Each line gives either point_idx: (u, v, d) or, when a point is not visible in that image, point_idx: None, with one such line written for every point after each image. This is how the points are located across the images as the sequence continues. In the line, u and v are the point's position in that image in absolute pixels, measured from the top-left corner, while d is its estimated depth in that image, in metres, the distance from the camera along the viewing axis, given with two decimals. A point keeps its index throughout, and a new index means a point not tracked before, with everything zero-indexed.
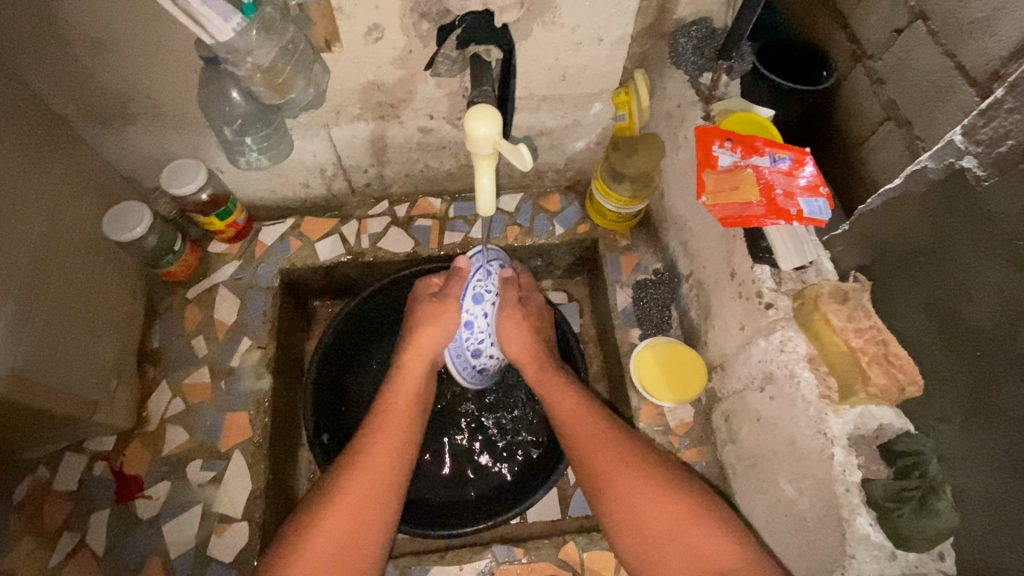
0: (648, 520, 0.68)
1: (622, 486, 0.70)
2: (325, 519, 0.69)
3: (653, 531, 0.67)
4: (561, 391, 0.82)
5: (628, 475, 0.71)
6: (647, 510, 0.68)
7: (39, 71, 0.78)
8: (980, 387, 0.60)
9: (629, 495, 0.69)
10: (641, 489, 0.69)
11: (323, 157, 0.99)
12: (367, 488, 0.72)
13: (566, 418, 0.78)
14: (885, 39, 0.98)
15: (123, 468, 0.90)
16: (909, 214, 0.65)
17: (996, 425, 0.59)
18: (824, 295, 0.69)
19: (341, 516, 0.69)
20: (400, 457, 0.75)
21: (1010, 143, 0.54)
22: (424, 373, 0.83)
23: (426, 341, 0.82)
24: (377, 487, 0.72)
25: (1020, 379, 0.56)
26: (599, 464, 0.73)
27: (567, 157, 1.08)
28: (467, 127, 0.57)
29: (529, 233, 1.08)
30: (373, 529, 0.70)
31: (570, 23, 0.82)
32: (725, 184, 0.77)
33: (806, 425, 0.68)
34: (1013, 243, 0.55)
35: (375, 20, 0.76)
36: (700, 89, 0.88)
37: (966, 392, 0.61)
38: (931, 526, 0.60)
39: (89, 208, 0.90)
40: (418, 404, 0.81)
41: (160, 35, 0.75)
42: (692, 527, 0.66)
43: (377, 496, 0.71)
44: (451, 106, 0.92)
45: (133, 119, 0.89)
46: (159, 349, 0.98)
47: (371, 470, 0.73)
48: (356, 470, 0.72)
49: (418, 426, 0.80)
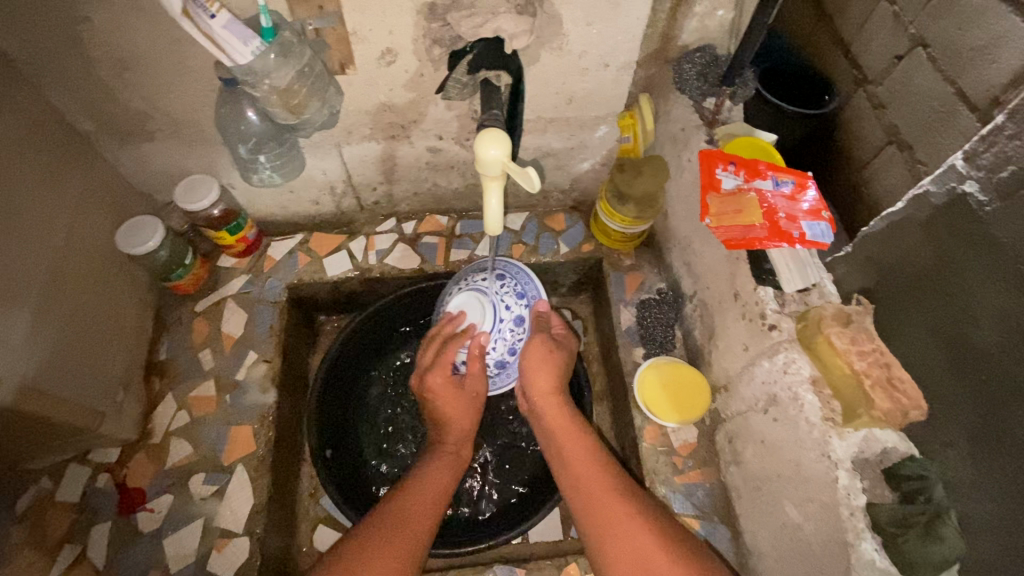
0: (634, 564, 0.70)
1: (611, 523, 0.73)
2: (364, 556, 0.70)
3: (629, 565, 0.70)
4: (574, 437, 0.84)
5: (621, 522, 0.73)
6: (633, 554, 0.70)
7: (62, 89, 0.81)
8: (984, 413, 0.61)
9: (614, 531, 0.73)
10: (624, 528, 0.72)
11: (334, 175, 1.01)
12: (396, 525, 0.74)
13: (582, 462, 0.81)
14: (886, 64, 1.06)
15: (126, 481, 0.90)
16: (912, 238, 0.67)
17: (1002, 453, 0.59)
18: (826, 317, 0.70)
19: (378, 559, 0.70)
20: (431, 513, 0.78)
21: (1011, 169, 0.56)
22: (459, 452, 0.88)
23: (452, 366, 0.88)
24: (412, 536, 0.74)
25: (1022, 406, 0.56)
26: (597, 512, 0.75)
27: (573, 177, 1.10)
28: (477, 150, 0.58)
29: (534, 251, 1.10)
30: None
31: (577, 50, 0.85)
32: (729, 206, 0.79)
33: (811, 448, 0.67)
34: (1018, 267, 0.56)
35: (389, 45, 0.79)
36: (704, 113, 0.90)
37: (973, 418, 0.62)
38: (937, 552, 0.60)
39: (104, 223, 0.92)
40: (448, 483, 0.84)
41: (181, 57, 0.78)
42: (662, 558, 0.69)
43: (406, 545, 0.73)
44: (460, 127, 0.95)
45: (151, 136, 0.91)
46: (166, 362, 0.99)
47: (409, 517, 0.75)
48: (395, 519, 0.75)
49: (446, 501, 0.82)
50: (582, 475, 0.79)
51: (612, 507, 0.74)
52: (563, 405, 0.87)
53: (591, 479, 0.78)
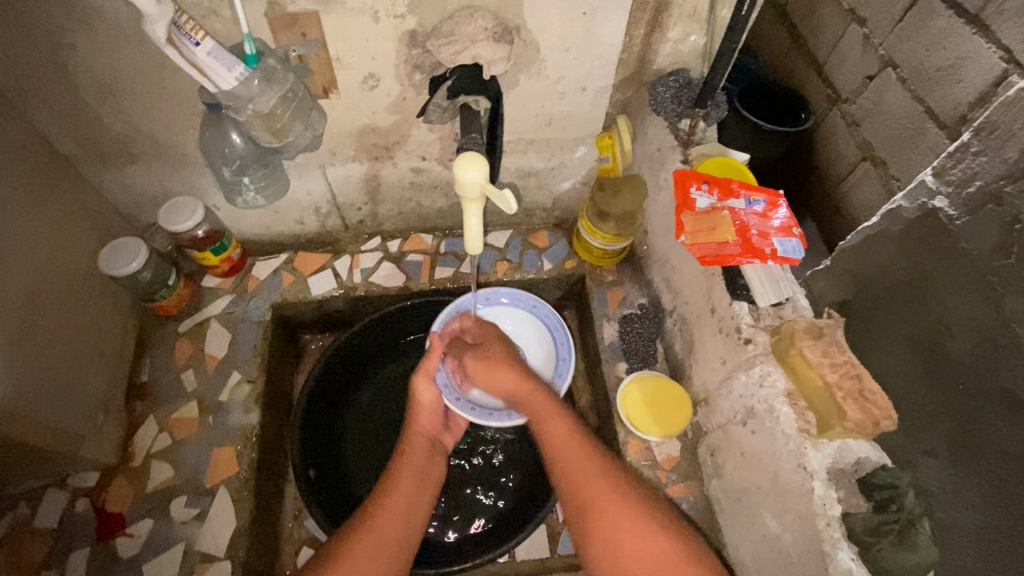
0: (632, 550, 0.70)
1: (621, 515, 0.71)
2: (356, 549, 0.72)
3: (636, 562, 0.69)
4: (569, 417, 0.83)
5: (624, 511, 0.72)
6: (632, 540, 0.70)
7: (46, 114, 0.81)
8: (965, 422, 0.63)
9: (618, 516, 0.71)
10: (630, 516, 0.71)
11: (318, 195, 1.02)
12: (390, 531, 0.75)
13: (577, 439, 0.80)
14: (859, 84, 1.10)
15: (105, 506, 0.88)
16: (885, 251, 0.70)
17: (983, 459, 0.61)
18: (798, 330, 0.71)
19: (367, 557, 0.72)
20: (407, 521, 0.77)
21: (978, 184, 0.58)
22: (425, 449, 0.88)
23: (422, 420, 0.90)
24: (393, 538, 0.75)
25: (1003, 410, 0.59)
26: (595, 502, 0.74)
27: (554, 196, 1.12)
28: (456, 173, 0.60)
29: (518, 268, 1.11)
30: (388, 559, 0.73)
31: (555, 74, 0.88)
32: (703, 225, 0.81)
33: (787, 459, 0.69)
34: (989, 281, 0.59)
35: (372, 70, 0.81)
36: (679, 134, 0.92)
37: (952, 424, 0.64)
38: (909, 560, 0.62)
39: (87, 245, 0.92)
40: (420, 479, 0.83)
41: (166, 82, 0.79)
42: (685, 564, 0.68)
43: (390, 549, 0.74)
44: (443, 148, 0.97)
45: (135, 159, 0.92)
46: (148, 383, 0.98)
47: (385, 519, 0.76)
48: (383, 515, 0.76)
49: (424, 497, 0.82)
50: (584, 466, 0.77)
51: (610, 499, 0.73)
52: (540, 383, 0.86)
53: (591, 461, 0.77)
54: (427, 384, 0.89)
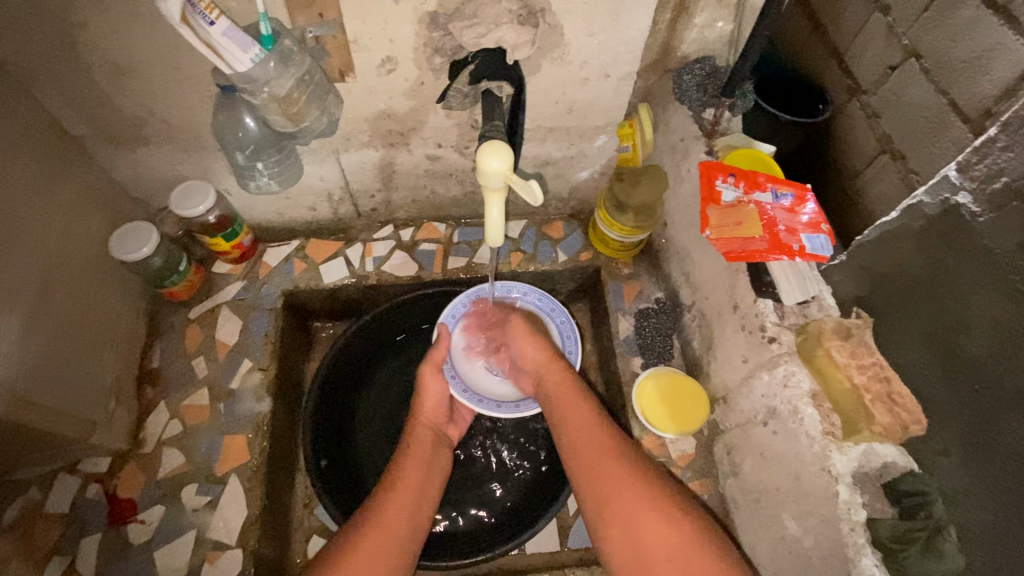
0: (653, 541, 0.69)
1: (634, 514, 0.71)
2: (361, 537, 0.72)
3: (660, 559, 0.67)
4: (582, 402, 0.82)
5: (643, 506, 0.71)
6: (650, 531, 0.69)
7: (55, 93, 0.79)
8: (977, 423, 0.61)
9: (632, 515, 0.71)
10: (648, 515, 0.70)
11: (331, 182, 1.00)
12: (393, 522, 0.75)
13: (592, 429, 0.79)
14: (880, 75, 0.96)
15: (117, 491, 0.88)
16: (905, 247, 0.68)
17: (995, 460, 0.59)
18: (826, 331, 0.70)
19: (371, 546, 0.72)
20: (412, 513, 0.77)
21: (1004, 180, 0.56)
22: (430, 443, 0.87)
23: (427, 411, 0.90)
24: (397, 529, 0.74)
25: (1015, 415, 0.57)
26: (612, 493, 0.73)
27: (571, 185, 1.10)
28: (480, 161, 0.58)
29: (532, 259, 1.09)
30: (394, 551, 0.73)
31: (578, 60, 0.85)
32: (729, 219, 0.79)
33: (810, 462, 0.67)
34: (1012, 281, 0.56)
35: (390, 53, 0.78)
36: (703, 124, 0.90)
37: (962, 425, 0.62)
38: (938, 569, 0.60)
39: (98, 229, 0.90)
40: (425, 472, 0.83)
41: (177, 62, 0.77)
42: (704, 555, 0.67)
43: (395, 540, 0.74)
44: (459, 135, 0.94)
45: (147, 142, 0.90)
46: (158, 370, 0.97)
47: (389, 511, 0.76)
48: (388, 506, 0.76)
49: (429, 491, 0.82)
50: (595, 465, 0.76)
51: (623, 491, 0.72)
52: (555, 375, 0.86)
53: (604, 451, 0.77)
54: (434, 376, 0.90)
